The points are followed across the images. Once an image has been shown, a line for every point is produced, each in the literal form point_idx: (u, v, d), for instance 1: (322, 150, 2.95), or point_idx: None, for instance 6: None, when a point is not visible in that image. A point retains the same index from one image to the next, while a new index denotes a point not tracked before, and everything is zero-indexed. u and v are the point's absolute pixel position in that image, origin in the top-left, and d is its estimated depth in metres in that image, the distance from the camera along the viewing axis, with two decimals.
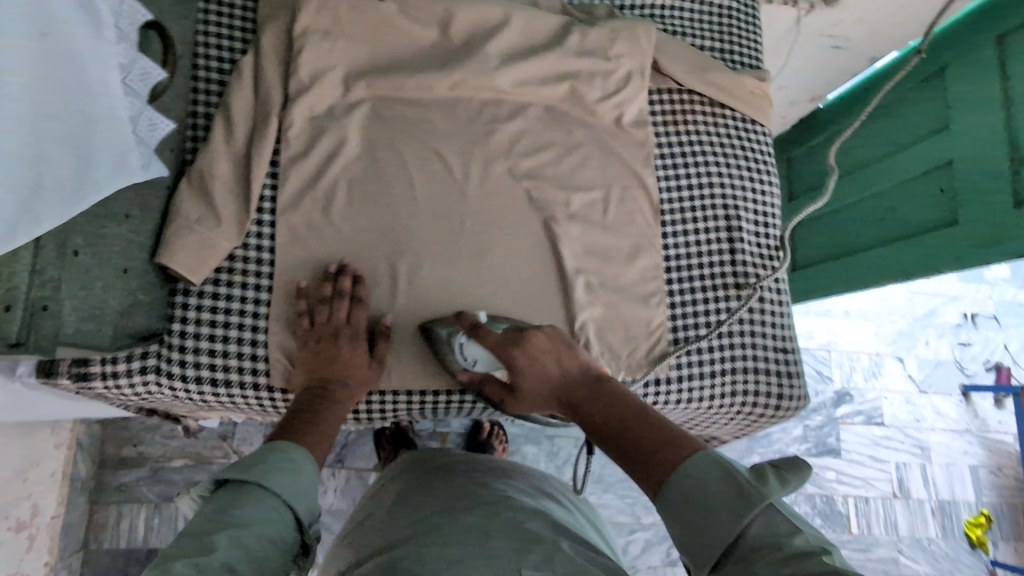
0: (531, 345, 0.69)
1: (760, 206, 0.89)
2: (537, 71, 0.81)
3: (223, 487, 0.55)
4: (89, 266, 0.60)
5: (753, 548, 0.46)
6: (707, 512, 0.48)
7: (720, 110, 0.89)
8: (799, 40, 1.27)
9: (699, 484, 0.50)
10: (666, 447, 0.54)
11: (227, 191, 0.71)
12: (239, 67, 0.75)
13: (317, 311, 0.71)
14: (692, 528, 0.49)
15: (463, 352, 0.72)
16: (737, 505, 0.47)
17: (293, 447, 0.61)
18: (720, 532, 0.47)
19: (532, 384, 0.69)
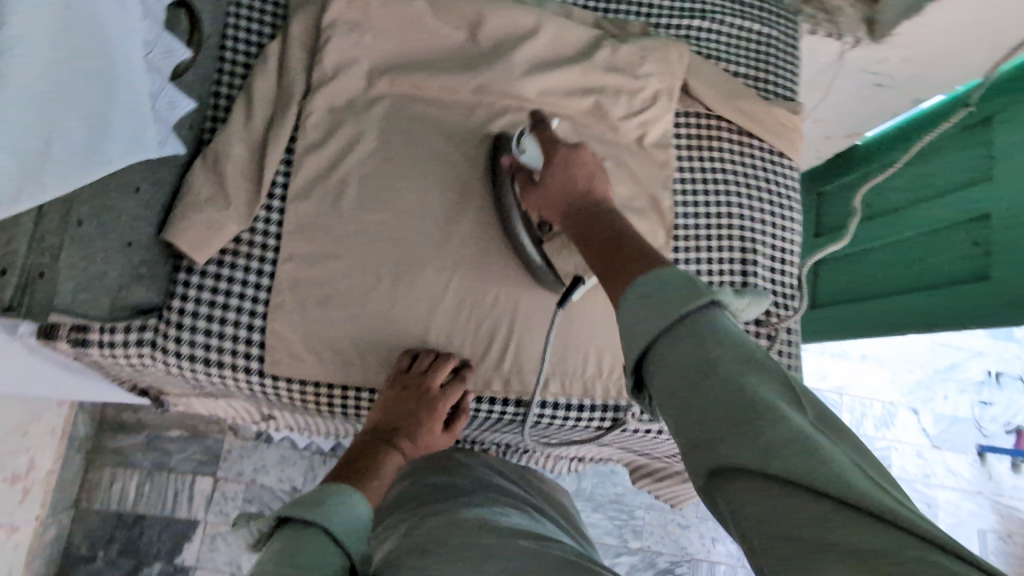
0: (578, 154, 0.66)
1: (779, 241, 0.86)
2: (563, 82, 0.80)
3: (287, 526, 0.54)
4: (91, 236, 0.59)
5: (693, 342, 0.41)
6: (654, 308, 0.44)
7: (747, 140, 0.87)
8: (840, 74, 1.23)
9: (655, 284, 0.45)
10: (652, 259, 0.49)
11: (240, 173, 0.71)
12: (265, 52, 0.75)
13: (418, 362, 0.72)
14: (637, 309, 0.45)
15: (517, 142, 0.73)
16: (683, 297, 0.43)
17: (345, 489, 0.61)
18: (657, 327, 0.43)
19: (554, 194, 0.65)
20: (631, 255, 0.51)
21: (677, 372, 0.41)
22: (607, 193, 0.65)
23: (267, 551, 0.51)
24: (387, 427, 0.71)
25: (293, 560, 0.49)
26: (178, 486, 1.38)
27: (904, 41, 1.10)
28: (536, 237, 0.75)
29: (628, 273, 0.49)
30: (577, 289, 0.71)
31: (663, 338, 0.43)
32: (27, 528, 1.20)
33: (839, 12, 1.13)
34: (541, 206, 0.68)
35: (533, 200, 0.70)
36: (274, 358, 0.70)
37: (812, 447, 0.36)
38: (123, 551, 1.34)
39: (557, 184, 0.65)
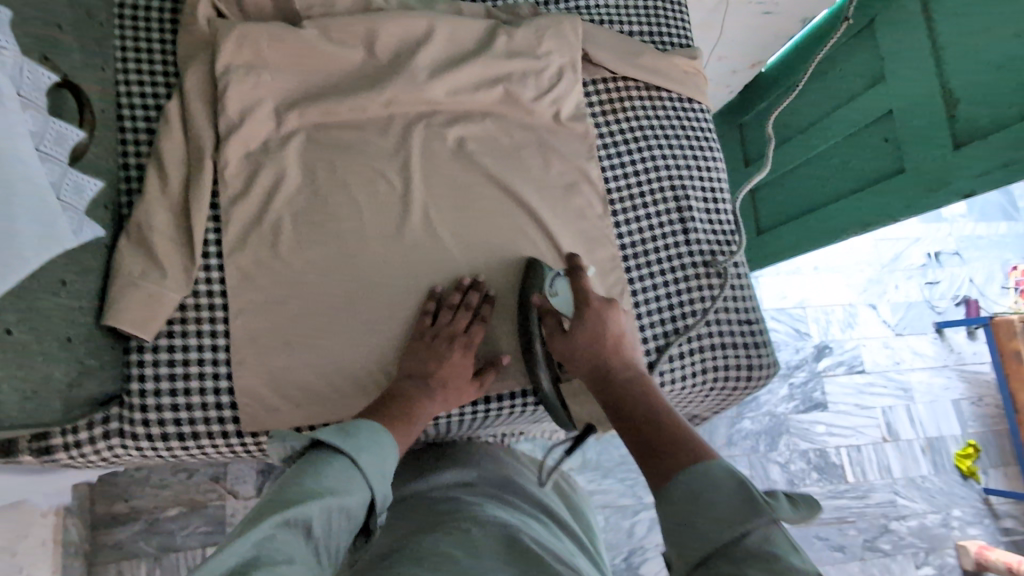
0: (609, 313, 0.73)
1: (708, 183, 0.90)
2: (469, 77, 0.81)
3: (319, 449, 0.57)
4: (26, 342, 0.55)
5: (747, 555, 0.44)
6: (707, 510, 0.48)
7: (657, 93, 0.90)
8: (730, 10, 1.28)
9: (707, 481, 0.50)
10: (686, 447, 0.55)
11: (168, 241, 0.70)
12: (165, 113, 0.73)
13: (442, 314, 0.75)
14: (684, 517, 0.49)
15: (552, 282, 0.75)
16: (736, 517, 0.46)
17: (381, 431, 0.63)
18: (713, 532, 0.46)
19: (581, 343, 0.72)
20: (658, 445, 0.57)
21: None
22: (635, 359, 0.71)
23: (295, 468, 0.55)
24: (417, 376, 0.72)
25: (314, 482, 0.53)
26: (189, 563, 1.36)
27: None
28: (556, 375, 0.78)
29: (664, 458, 0.55)
30: (590, 433, 0.83)
31: (719, 550, 0.46)
32: None
33: None
34: (567, 358, 0.73)
35: (559, 343, 0.74)
36: (251, 414, 0.70)
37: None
38: None
39: (586, 338, 0.71)
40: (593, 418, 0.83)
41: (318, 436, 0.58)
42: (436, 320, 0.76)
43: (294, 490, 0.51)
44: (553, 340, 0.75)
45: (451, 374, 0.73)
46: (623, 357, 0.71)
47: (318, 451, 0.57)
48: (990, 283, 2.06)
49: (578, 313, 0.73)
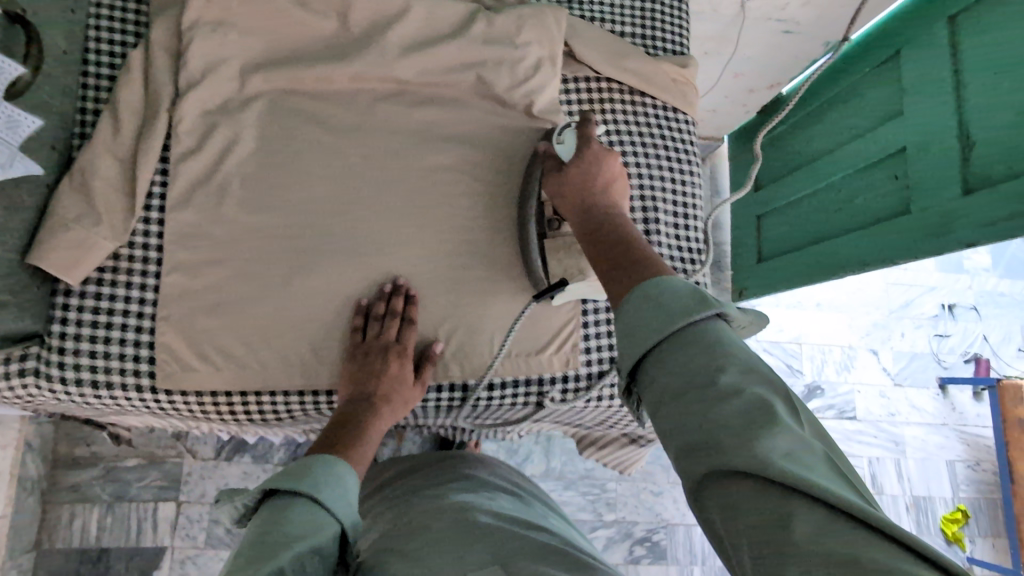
0: (603, 160, 0.72)
1: (681, 196, 0.86)
2: (440, 60, 0.79)
3: (276, 499, 0.56)
4: None
5: (688, 342, 0.44)
6: (662, 302, 0.47)
7: (640, 99, 0.86)
8: (746, 26, 1.23)
9: (663, 292, 0.47)
10: (655, 264, 0.54)
11: (110, 189, 0.69)
12: (128, 62, 0.73)
13: (369, 327, 0.73)
14: (631, 313, 0.48)
15: (560, 132, 0.76)
16: (687, 307, 0.46)
17: (337, 461, 0.63)
18: (657, 330, 0.45)
19: (574, 182, 0.70)
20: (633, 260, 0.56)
21: (665, 375, 0.44)
22: (618, 205, 0.70)
23: (258, 523, 0.54)
24: (361, 393, 0.71)
25: (285, 528, 0.52)
26: (141, 515, 1.37)
27: None
28: (543, 231, 0.77)
29: (634, 269, 0.54)
30: (558, 290, 0.75)
31: (663, 338, 0.45)
32: None
33: None
34: (554, 194, 0.72)
35: (550, 183, 0.72)
36: (169, 374, 0.69)
37: (795, 447, 0.38)
38: None
39: (580, 179, 0.70)
40: (566, 276, 0.76)
41: (274, 482, 0.57)
42: (365, 334, 0.73)
43: (264, 540, 0.50)
44: (546, 178, 0.73)
45: (394, 385, 0.72)
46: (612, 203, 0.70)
47: (278, 496, 0.57)
48: (1006, 344, 1.95)
49: (576, 155, 0.72)
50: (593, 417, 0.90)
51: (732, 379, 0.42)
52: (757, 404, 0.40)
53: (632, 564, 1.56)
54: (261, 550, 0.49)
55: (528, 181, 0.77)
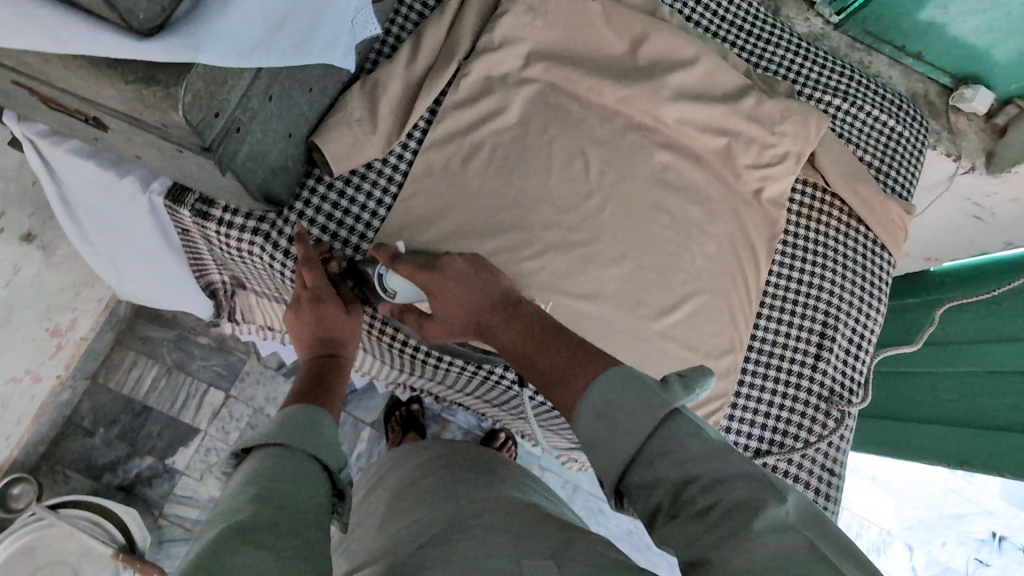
0: (444, 269, 0.66)
1: (860, 327, 0.87)
2: (702, 118, 0.83)
3: (251, 456, 0.54)
4: (273, 114, 0.55)
5: (660, 447, 0.47)
6: (622, 419, 0.49)
7: (855, 225, 0.89)
8: (944, 197, 1.26)
9: (608, 401, 0.50)
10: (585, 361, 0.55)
11: (390, 109, 0.75)
12: (444, 7, 0.79)
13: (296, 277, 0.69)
14: (603, 433, 0.50)
15: (383, 284, 0.69)
16: (642, 407, 0.48)
17: (304, 407, 0.61)
18: (631, 441, 0.48)
19: (452, 316, 0.66)
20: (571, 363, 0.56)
21: (657, 480, 0.46)
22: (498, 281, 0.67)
23: (234, 483, 0.51)
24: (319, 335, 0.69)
25: (279, 481, 0.51)
26: (190, 392, 1.39)
27: (1018, 181, 1.11)
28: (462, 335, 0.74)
29: (569, 385, 0.54)
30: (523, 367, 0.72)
31: (638, 451, 0.47)
32: (48, 382, 1.19)
33: (963, 135, 1.15)
34: (447, 326, 0.67)
35: (433, 331, 0.68)
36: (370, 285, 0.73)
37: (783, 548, 0.40)
38: (121, 435, 1.34)
39: (451, 302, 0.66)
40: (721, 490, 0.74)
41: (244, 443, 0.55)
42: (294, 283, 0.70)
43: (253, 493, 0.49)
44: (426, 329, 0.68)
45: (343, 321, 0.69)
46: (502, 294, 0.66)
47: (255, 452, 0.54)
48: None
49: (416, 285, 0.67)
50: None
51: (706, 488, 0.44)
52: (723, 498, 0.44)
53: None
54: (242, 494, 0.49)
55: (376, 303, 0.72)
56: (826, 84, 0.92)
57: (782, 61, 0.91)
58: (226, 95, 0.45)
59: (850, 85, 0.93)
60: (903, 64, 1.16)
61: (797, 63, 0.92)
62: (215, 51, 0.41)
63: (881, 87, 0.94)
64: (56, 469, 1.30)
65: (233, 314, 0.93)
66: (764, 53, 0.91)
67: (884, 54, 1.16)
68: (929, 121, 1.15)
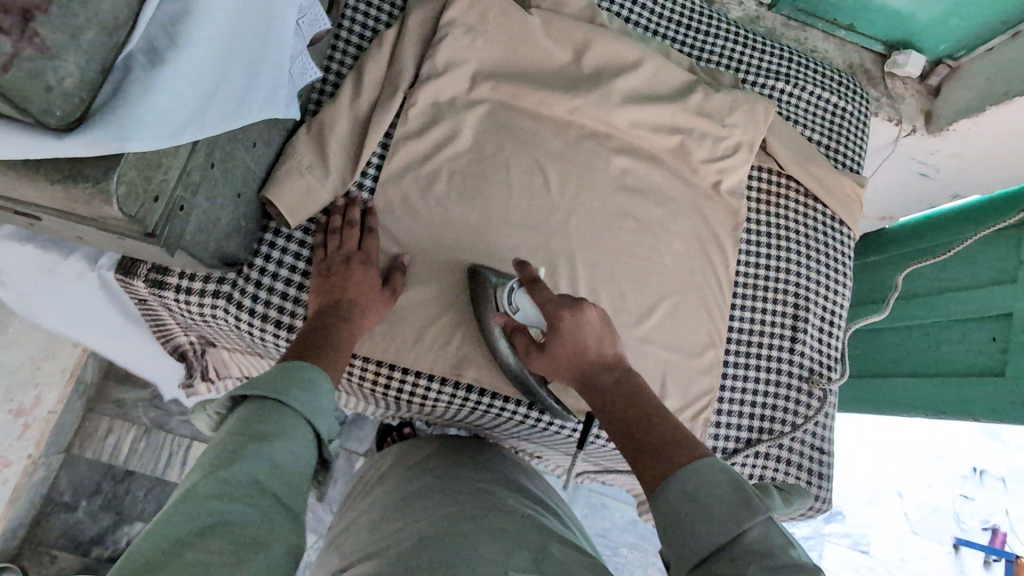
0: (581, 316, 0.62)
1: (829, 304, 0.89)
2: (654, 118, 0.83)
3: (245, 403, 0.53)
4: (218, 181, 0.53)
5: (749, 549, 0.45)
6: (711, 506, 0.48)
7: (812, 203, 0.91)
8: (890, 158, 1.29)
9: (700, 485, 0.49)
10: (682, 442, 0.54)
11: (340, 149, 0.73)
12: (381, 37, 0.78)
13: (329, 242, 0.70)
14: (680, 521, 0.49)
15: (511, 297, 0.68)
16: (733, 512, 0.47)
17: (303, 364, 0.58)
18: (710, 538, 0.47)
19: (560, 360, 0.64)
20: (660, 435, 0.55)
21: (739, 573, 0.44)
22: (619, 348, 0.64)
23: (226, 428, 0.51)
24: (336, 300, 0.66)
25: (271, 444, 0.50)
26: (174, 449, 1.31)
27: (958, 137, 1.15)
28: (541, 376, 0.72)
29: (661, 459, 0.53)
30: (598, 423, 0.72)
31: (720, 550, 0.46)
32: (19, 464, 1.11)
33: (901, 99, 1.19)
34: (548, 370, 0.66)
35: (537, 361, 0.66)
36: None
37: None
38: (106, 505, 1.25)
39: (572, 342, 0.63)
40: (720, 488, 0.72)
41: (244, 386, 0.54)
42: (320, 249, 0.70)
43: (244, 448, 0.48)
44: (528, 357, 0.67)
45: (361, 292, 0.67)
46: (613, 348, 0.64)
47: (251, 402, 0.53)
48: None
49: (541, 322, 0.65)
50: None
51: None
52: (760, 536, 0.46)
53: None
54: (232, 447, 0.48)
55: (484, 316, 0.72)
56: (768, 69, 0.94)
57: (723, 51, 0.93)
58: (163, 177, 0.45)
59: (790, 67, 0.95)
60: (837, 37, 1.19)
61: (738, 52, 0.93)
62: (138, 137, 0.39)
63: (820, 65, 0.96)
64: (39, 551, 1.20)
65: (207, 377, 0.87)
66: (705, 46, 0.92)
67: (818, 29, 1.18)
68: (869, 89, 1.18)
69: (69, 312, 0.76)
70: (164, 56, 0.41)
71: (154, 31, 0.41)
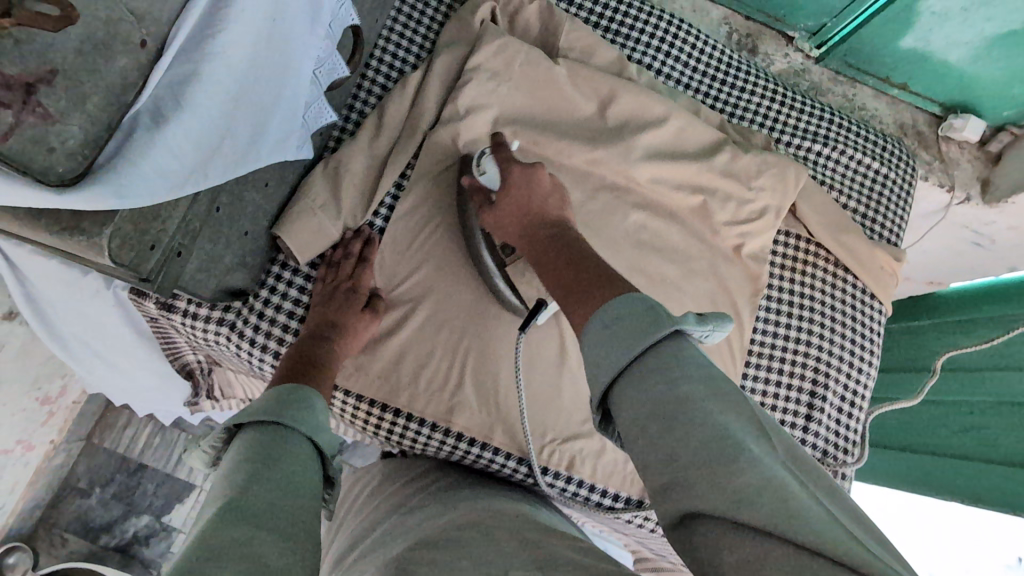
0: (532, 174, 0.65)
1: (852, 384, 0.84)
2: (676, 176, 0.81)
3: (244, 433, 0.51)
4: (222, 224, 0.55)
5: (654, 363, 0.41)
6: (621, 324, 0.43)
7: (842, 274, 0.86)
8: (940, 225, 1.22)
9: (609, 313, 0.44)
10: (605, 280, 0.49)
11: (353, 187, 0.74)
12: (405, 80, 0.79)
13: (325, 273, 0.71)
14: (599, 347, 0.43)
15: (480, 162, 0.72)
16: (645, 323, 0.42)
17: (299, 387, 0.58)
18: (621, 353, 0.42)
19: (508, 209, 0.65)
20: (592, 275, 0.50)
21: (637, 397, 0.40)
22: (563, 213, 0.64)
23: (229, 460, 0.49)
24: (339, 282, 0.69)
25: (279, 458, 0.49)
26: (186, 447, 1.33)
27: (1016, 210, 1.07)
28: (500, 260, 0.73)
29: (584, 300, 0.48)
30: (540, 312, 0.65)
31: (629, 363, 0.41)
32: (41, 449, 1.16)
33: (955, 164, 1.12)
34: (498, 227, 0.67)
35: (489, 216, 0.67)
36: (342, 370, 0.72)
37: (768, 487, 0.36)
38: (117, 495, 1.28)
39: (519, 194, 0.64)
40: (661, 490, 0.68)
41: (237, 417, 0.53)
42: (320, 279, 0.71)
43: (249, 472, 0.46)
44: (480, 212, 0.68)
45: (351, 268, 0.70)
46: (557, 213, 0.63)
47: (248, 429, 0.52)
48: None
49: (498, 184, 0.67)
50: None
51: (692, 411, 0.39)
52: (719, 436, 0.38)
53: None
54: (238, 476, 0.46)
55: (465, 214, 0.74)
56: (805, 129, 0.90)
57: (758, 108, 0.90)
58: (162, 227, 0.46)
59: (829, 128, 0.90)
60: (888, 95, 1.14)
61: (774, 110, 0.90)
62: (135, 194, 0.40)
63: (863, 128, 0.92)
64: (53, 533, 1.23)
65: (213, 395, 0.90)
66: (739, 102, 0.90)
67: (869, 86, 1.13)
68: (919, 152, 1.12)
69: (84, 321, 0.78)
70: (168, 117, 0.42)
71: (161, 92, 0.42)
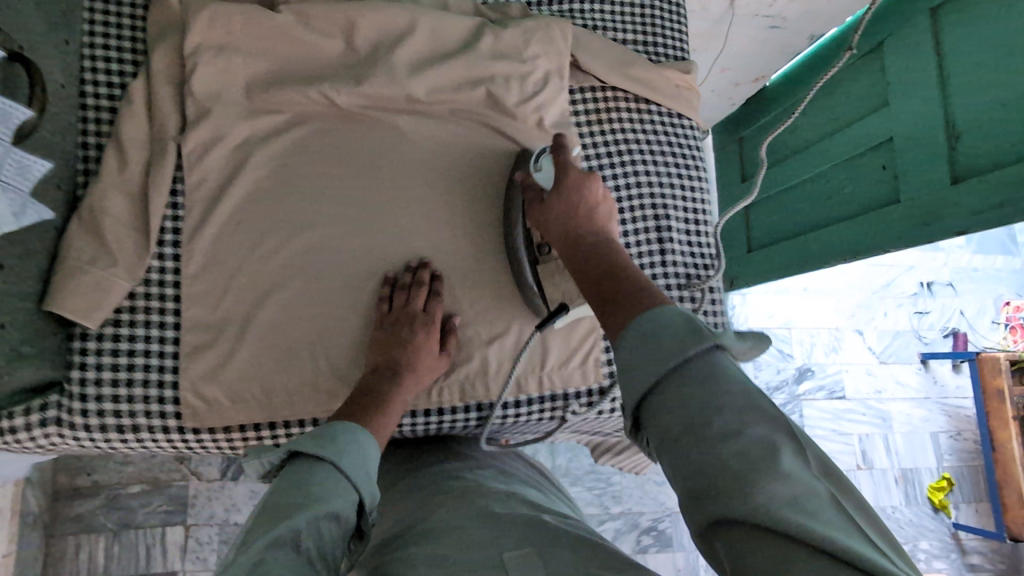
0: (588, 183, 0.70)
1: (691, 205, 0.87)
2: (452, 76, 0.77)
3: (298, 461, 0.54)
4: None
5: (694, 377, 0.42)
6: (658, 339, 0.45)
7: (645, 106, 0.87)
8: (734, 22, 1.24)
9: (654, 325, 0.46)
10: (641, 296, 0.51)
11: (120, 227, 0.68)
12: (129, 91, 0.71)
13: (395, 298, 0.73)
14: (633, 359, 0.45)
15: (535, 160, 0.74)
16: (682, 342, 0.44)
17: (361, 431, 0.59)
18: (656, 369, 0.44)
19: (553, 216, 0.69)
20: (618, 293, 0.53)
21: (679, 416, 0.42)
22: (608, 227, 0.68)
23: (277, 487, 0.51)
24: (380, 365, 0.69)
25: (316, 489, 0.50)
26: (149, 542, 1.16)
27: None
28: (534, 258, 0.76)
29: (619, 312, 0.50)
30: (560, 315, 0.72)
31: (667, 373, 0.43)
32: None
33: None
34: (540, 227, 0.71)
35: (534, 214, 0.72)
36: (195, 412, 0.68)
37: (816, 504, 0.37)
38: None
39: (567, 206, 0.68)
40: (566, 300, 0.74)
41: (299, 444, 0.55)
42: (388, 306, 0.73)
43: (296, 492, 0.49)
44: (530, 210, 0.72)
45: (418, 356, 0.70)
46: (596, 224, 0.67)
47: (303, 461, 0.54)
48: (982, 316, 1.98)
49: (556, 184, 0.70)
50: (611, 425, 0.89)
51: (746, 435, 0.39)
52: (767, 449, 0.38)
53: (641, 554, 1.49)
54: (272, 514, 0.47)
55: (510, 215, 0.77)
56: None
57: None
58: None
59: None
60: None
61: None
62: None
63: None
64: None
65: None
66: None
67: None
68: None
69: None
70: None
71: None
